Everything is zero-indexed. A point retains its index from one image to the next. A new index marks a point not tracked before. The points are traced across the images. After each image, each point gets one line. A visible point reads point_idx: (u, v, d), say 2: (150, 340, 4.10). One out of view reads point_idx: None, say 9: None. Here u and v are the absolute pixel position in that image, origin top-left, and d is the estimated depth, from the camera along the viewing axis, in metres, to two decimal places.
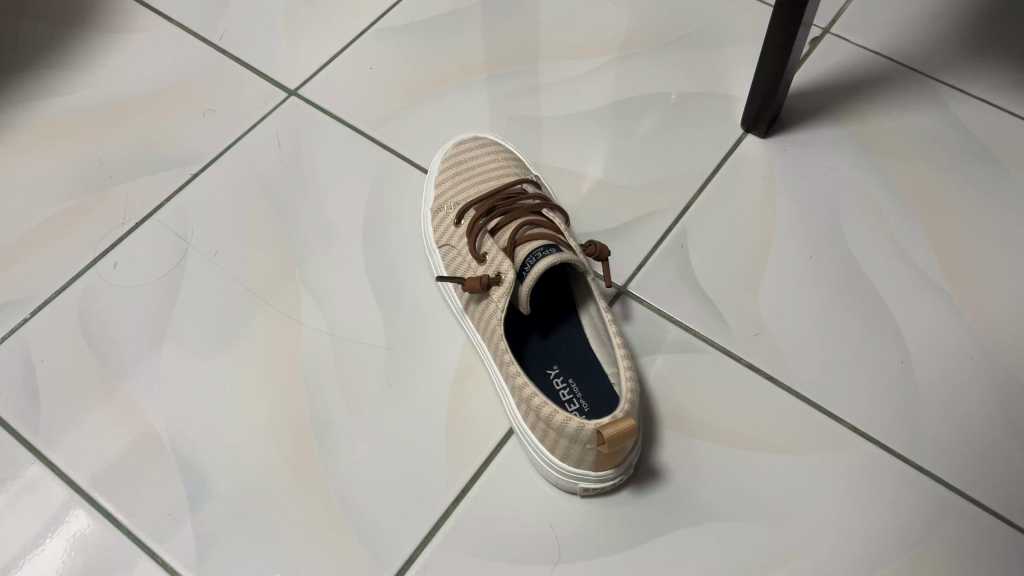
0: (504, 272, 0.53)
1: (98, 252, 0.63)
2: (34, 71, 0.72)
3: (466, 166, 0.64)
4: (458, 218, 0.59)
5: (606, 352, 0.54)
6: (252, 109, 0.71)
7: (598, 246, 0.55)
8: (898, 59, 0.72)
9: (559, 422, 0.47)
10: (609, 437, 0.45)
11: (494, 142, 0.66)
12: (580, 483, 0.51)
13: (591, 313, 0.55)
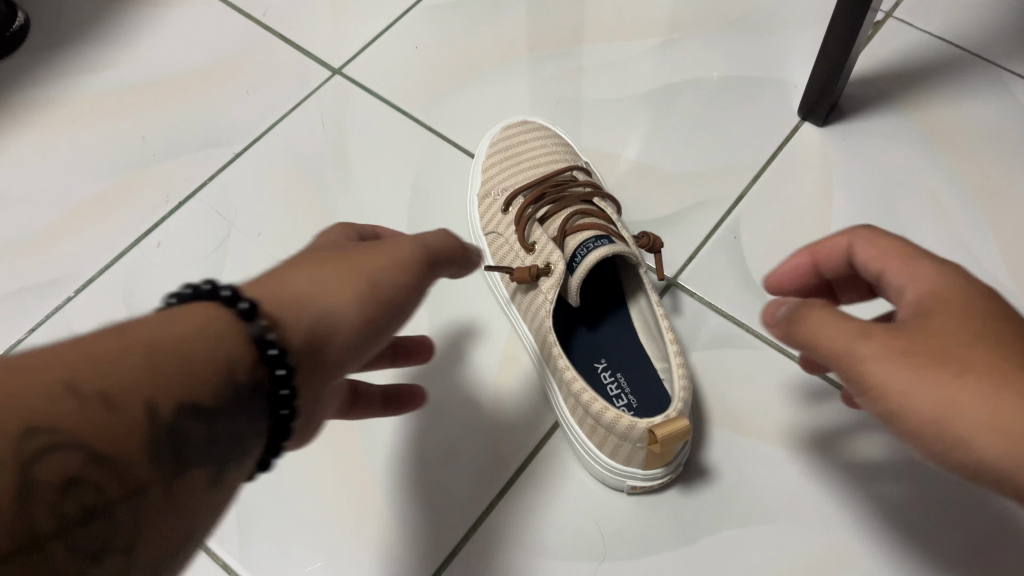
0: (554, 262, 0.52)
1: (140, 232, 0.62)
2: (76, 47, 0.71)
3: (515, 149, 0.62)
4: (506, 204, 0.58)
5: (656, 347, 0.53)
6: (296, 88, 0.69)
7: (651, 239, 0.54)
8: (963, 44, 0.69)
9: (610, 419, 0.46)
10: (662, 437, 0.44)
11: (543, 126, 0.65)
12: (628, 480, 0.50)
13: (642, 306, 0.54)
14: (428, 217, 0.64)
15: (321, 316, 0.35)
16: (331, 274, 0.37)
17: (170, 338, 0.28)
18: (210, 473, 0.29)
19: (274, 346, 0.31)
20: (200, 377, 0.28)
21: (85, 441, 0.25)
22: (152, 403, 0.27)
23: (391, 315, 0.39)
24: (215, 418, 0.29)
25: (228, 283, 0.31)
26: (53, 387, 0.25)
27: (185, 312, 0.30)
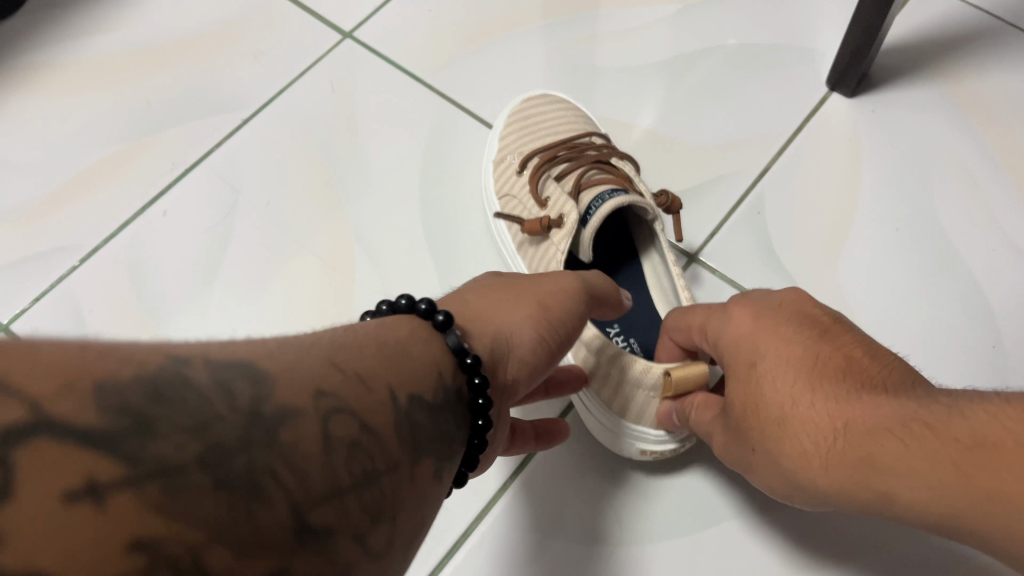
0: (567, 213, 0.52)
1: (145, 200, 0.61)
2: (78, 7, 0.69)
3: (533, 115, 0.60)
4: (521, 165, 0.57)
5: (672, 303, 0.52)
6: (305, 53, 0.67)
7: (671, 198, 0.52)
8: (999, 12, 0.66)
9: (619, 360, 0.46)
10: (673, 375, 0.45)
11: (562, 99, 0.63)
12: (637, 443, 0.49)
13: (656, 267, 0.53)
14: (441, 189, 0.62)
15: (500, 334, 0.37)
16: (512, 298, 0.39)
17: (381, 341, 0.30)
18: (438, 468, 0.30)
19: (469, 354, 0.33)
20: (424, 376, 0.30)
21: (355, 408, 0.26)
22: (394, 389, 0.28)
23: (569, 339, 0.40)
24: (437, 416, 0.30)
25: (424, 298, 0.34)
26: (322, 360, 0.26)
27: (399, 325, 0.32)
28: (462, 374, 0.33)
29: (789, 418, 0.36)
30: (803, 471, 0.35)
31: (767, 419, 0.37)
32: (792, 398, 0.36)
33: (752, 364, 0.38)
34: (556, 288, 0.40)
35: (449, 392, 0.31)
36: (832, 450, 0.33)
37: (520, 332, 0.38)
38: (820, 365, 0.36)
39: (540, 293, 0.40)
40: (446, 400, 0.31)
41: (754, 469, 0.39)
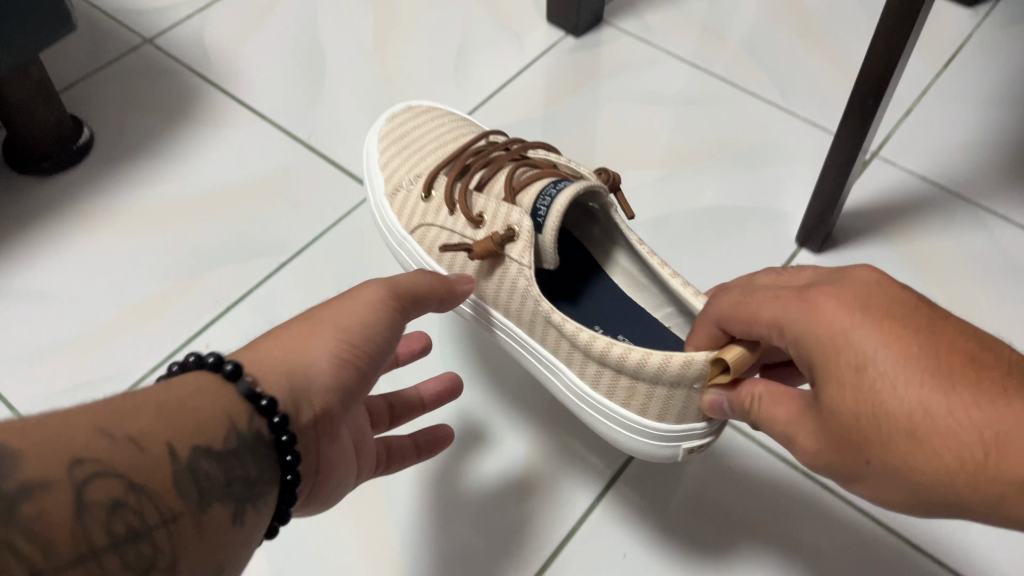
0: (517, 222, 0.54)
1: (191, 332, 0.67)
2: (137, 162, 0.78)
3: (407, 130, 0.66)
4: (428, 190, 0.60)
5: (653, 302, 0.57)
6: (337, 204, 0.76)
7: (613, 175, 0.59)
8: (941, 182, 0.77)
9: (662, 365, 0.47)
10: (731, 365, 0.44)
11: (429, 108, 0.70)
12: (683, 444, 0.51)
13: (625, 265, 0.59)
14: (455, 325, 0.69)
15: (299, 370, 0.42)
16: (312, 332, 0.44)
17: (162, 399, 0.37)
18: (241, 494, 0.37)
19: (264, 398, 0.39)
20: (206, 426, 0.37)
21: (129, 474, 0.33)
22: (172, 443, 0.35)
23: (376, 356, 0.46)
24: (226, 460, 0.37)
25: (211, 354, 0.40)
26: (91, 434, 0.33)
27: (190, 386, 0.38)
28: (262, 420, 0.39)
29: (913, 416, 0.35)
30: (919, 478, 0.35)
31: (882, 423, 0.36)
32: (920, 403, 0.35)
33: (857, 364, 0.37)
34: (340, 313, 0.46)
35: (243, 437, 0.38)
36: (976, 459, 0.34)
37: (320, 369, 0.43)
38: (940, 366, 0.35)
39: (336, 324, 0.45)
40: (236, 444, 0.38)
41: (856, 479, 0.39)
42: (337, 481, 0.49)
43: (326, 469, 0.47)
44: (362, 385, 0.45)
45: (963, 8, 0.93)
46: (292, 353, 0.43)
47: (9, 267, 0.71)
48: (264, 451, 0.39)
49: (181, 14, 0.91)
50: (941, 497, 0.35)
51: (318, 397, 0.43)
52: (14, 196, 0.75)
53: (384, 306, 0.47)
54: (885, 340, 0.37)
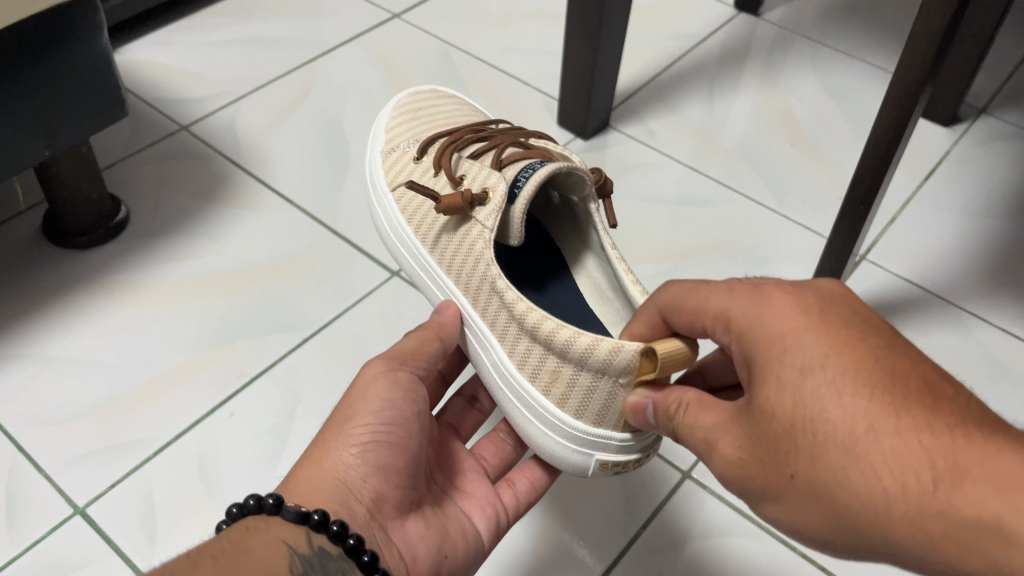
0: (494, 187, 0.58)
1: (216, 401, 0.70)
2: (170, 240, 0.83)
3: (421, 108, 0.73)
4: (420, 152, 0.65)
5: (608, 302, 0.61)
6: (358, 284, 0.80)
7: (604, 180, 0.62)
8: (925, 285, 0.82)
9: (587, 351, 0.49)
10: (659, 359, 0.47)
11: (444, 98, 0.76)
12: (597, 456, 0.53)
13: (597, 264, 0.62)
14: None
15: (337, 477, 0.49)
16: (330, 442, 0.50)
17: (224, 548, 0.42)
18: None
19: (313, 513, 0.45)
20: (274, 561, 0.43)
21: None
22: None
23: (403, 423, 0.52)
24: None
25: (252, 495, 0.45)
26: None
27: (245, 531, 0.44)
28: (322, 533, 0.45)
29: (849, 428, 0.37)
30: (850, 492, 0.37)
31: (821, 434, 0.38)
32: (855, 413, 0.37)
33: (786, 361, 0.40)
34: (348, 412, 0.52)
35: (308, 554, 0.44)
36: (914, 479, 0.35)
37: (348, 468, 0.49)
38: (891, 384, 0.38)
39: (343, 425, 0.51)
40: (304, 564, 0.43)
41: (774, 498, 0.41)
42: (462, 536, 0.54)
43: (436, 539, 0.52)
44: (399, 460, 0.51)
45: (942, 128, 1.00)
46: (315, 473, 0.48)
47: (42, 334, 0.74)
48: (343, 559, 0.45)
49: (215, 104, 0.97)
50: (868, 528, 0.37)
51: (360, 495, 0.49)
52: (50, 267, 0.79)
53: (383, 385, 0.53)
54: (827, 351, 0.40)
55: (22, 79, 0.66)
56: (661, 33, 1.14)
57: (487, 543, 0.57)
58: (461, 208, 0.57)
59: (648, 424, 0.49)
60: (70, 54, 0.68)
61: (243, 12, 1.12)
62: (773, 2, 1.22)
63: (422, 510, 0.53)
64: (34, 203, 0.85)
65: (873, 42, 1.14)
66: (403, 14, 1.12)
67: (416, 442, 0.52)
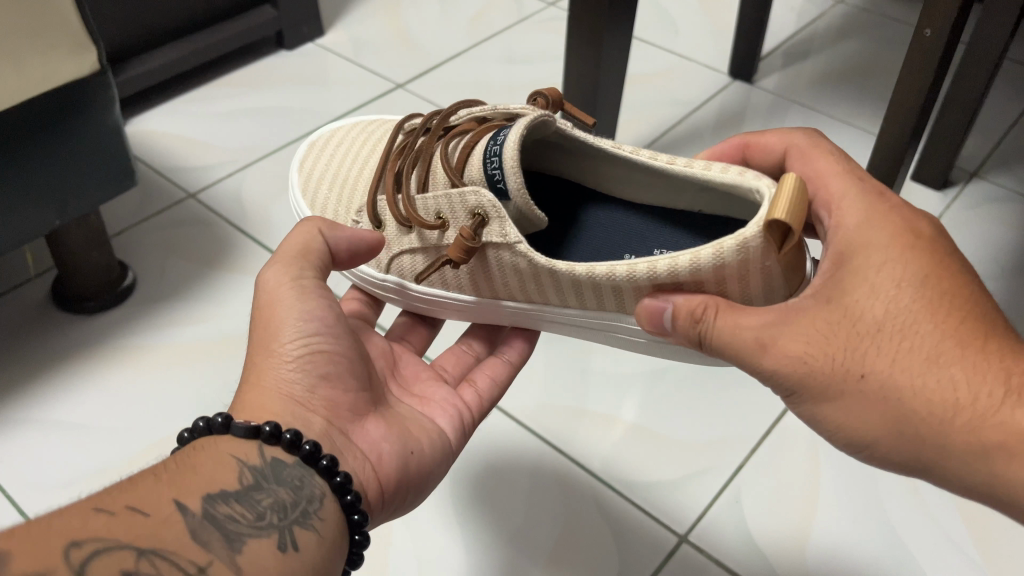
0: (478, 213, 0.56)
1: None
2: (175, 304, 0.85)
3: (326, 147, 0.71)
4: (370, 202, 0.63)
5: (664, 194, 0.59)
6: None
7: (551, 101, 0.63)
8: None
9: (668, 270, 0.51)
10: (773, 218, 0.46)
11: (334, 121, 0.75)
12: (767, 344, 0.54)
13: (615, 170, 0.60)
14: (465, 466, 0.73)
15: (280, 390, 0.50)
16: (264, 364, 0.51)
17: (177, 468, 0.44)
18: (287, 507, 0.44)
19: (265, 425, 0.46)
20: (221, 476, 0.44)
21: (134, 542, 0.38)
22: (182, 500, 0.42)
23: (332, 334, 0.52)
24: (250, 493, 0.44)
25: (204, 418, 0.48)
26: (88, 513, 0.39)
27: (193, 450, 0.46)
28: (274, 444, 0.47)
29: (891, 309, 0.46)
30: (916, 394, 0.44)
31: (874, 321, 0.46)
32: (892, 307, 0.46)
33: (857, 246, 0.49)
34: (274, 330, 0.51)
35: (259, 465, 0.46)
36: (960, 390, 0.43)
37: (289, 383, 0.50)
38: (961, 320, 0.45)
39: (274, 342, 0.51)
40: (253, 474, 0.45)
41: (834, 398, 0.46)
42: (425, 434, 0.57)
43: (397, 439, 0.54)
44: (339, 367, 0.52)
45: (935, 191, 1.02)
46: (258, 391, 0.50)
47: (46, 397, 0.76)
48: (299, 466, 0.47)
49: (223, 172, 1.00)
50: (912, 459, 0.45)
51: (310, 407, 0.50)
52: (57, 331, 0.81)
53: (301, 289, 0.53)
54: (867, 223, 0.50)
55: (27, 148, 0.67)
56: (658, 101, 1.18)
57: (454, 442, 0.59)
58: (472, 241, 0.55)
59: (667, 326, 0.52)
60: (82, 131, 0.71)
61: (252, 82, 1.15)
62: (767, 70, 1.25)
63: (380, 412, 0.55)
64: (44, 269, 0.87)
65: (865, 108, 1.17)
66: (407, 84, 1.16)
67: (349, 348, 0.53)
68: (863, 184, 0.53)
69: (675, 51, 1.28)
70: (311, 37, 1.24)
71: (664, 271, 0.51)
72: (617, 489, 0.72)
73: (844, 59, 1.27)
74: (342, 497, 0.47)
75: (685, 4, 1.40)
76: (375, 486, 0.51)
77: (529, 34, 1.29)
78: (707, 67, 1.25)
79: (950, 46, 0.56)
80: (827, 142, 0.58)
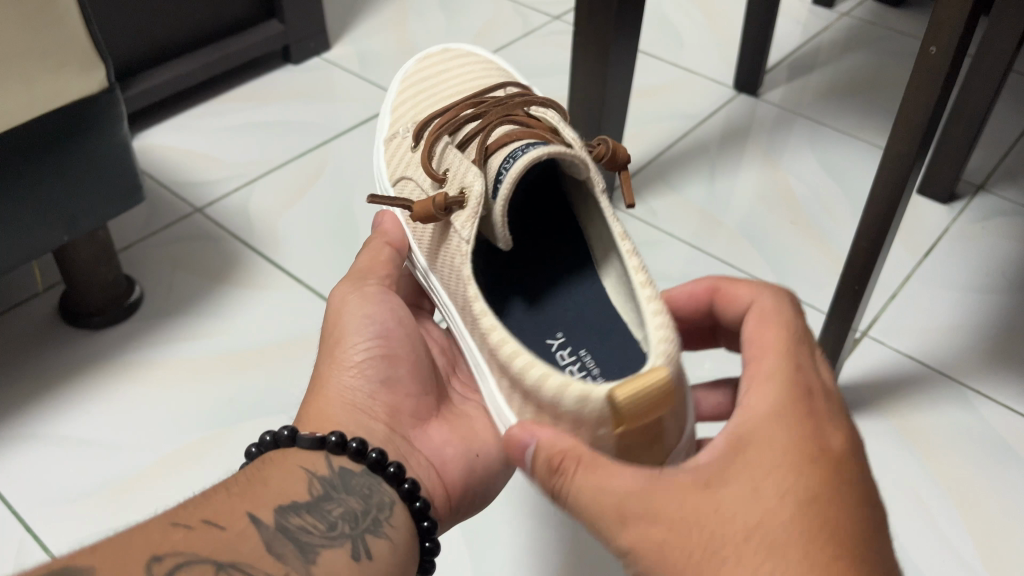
0: (472, 192, 0.55)
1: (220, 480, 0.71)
2: (181, 319, 0.85)
3: (427, 77, 0.73)
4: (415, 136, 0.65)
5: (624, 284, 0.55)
6: None
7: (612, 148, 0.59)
8: (931, 363, 0.83)
9: (537, 384, 0.45)
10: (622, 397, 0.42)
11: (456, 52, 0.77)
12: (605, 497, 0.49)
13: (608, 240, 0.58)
14: None
15: (342, 398, 0.51)
16: (328, 371, 0.52)
17: (251, 481, 0.45)
18: (358, 516, 0.45)
19: (332, 434, 0.47)
20: (291, 488, 0.45)
21: (211, 556, 0.39)
22: (255, 512, 0.43)
23: (390, 340, 0.54)
24: (321, 504, 0.45)
25: (274, 431, 0.48)
26: (163, 527, 0.40)
27: (263, 463, 0.47)
28: (341, 454, 0.47)
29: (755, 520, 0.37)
30: None
31: (733, 523, 0.37)
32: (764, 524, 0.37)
33: (756, 435, 0.40)
34: (337, 338, 0.54)
35: (328, 475, 0.47)
36: None
37: (353, 391, 0.52)
38: (840, 536, 0.37)
39: (337, 348, 0.53)
40: (322, 485, 0.46)
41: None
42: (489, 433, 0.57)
43: (461, 442, 0.55)
44: (400, 375, 0.54)
45: (941, 204, 1.02)
46: (324, 401, 0.51)
47: (53, 414, 0.76)
48: (366, 475, 0.48)
49: (229, 186, 1.00)
50: None
51: (374, 413, 0.52)
52: (64, 347, 0.81)
53: (365, 296, 0.55)
54: (774, 415, 0.41)
55: (54, 155, 0.69)
56: (662, 114, 1.18)
57: None
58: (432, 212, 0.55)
59: (529, 465, 0.44)
60: (106, 143, 0.73)
61: (257, 97, 1.16)
62: (771, 83, 1.25)
63: (442, 415, 0.56)
64: (51, 284, 0.87)
65: (870, 121, 1.17)
66: None
67: (410, 355, 0.55)
68: (798, 370, 0.44)
69: (679, 65, 1.28)
70: (316, 52, 1.25)
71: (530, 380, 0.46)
72: None
73: (848, 72, 1.27)
74: (412, 504, 0.48)
75: (688, 18, 1.40)
76: (440, 492, 0.53)
77: (533, 47, 1.29)
78: (712, 81, 1.25)
79: (956, 63, 0.56)
80: (789, 313, 0.48)
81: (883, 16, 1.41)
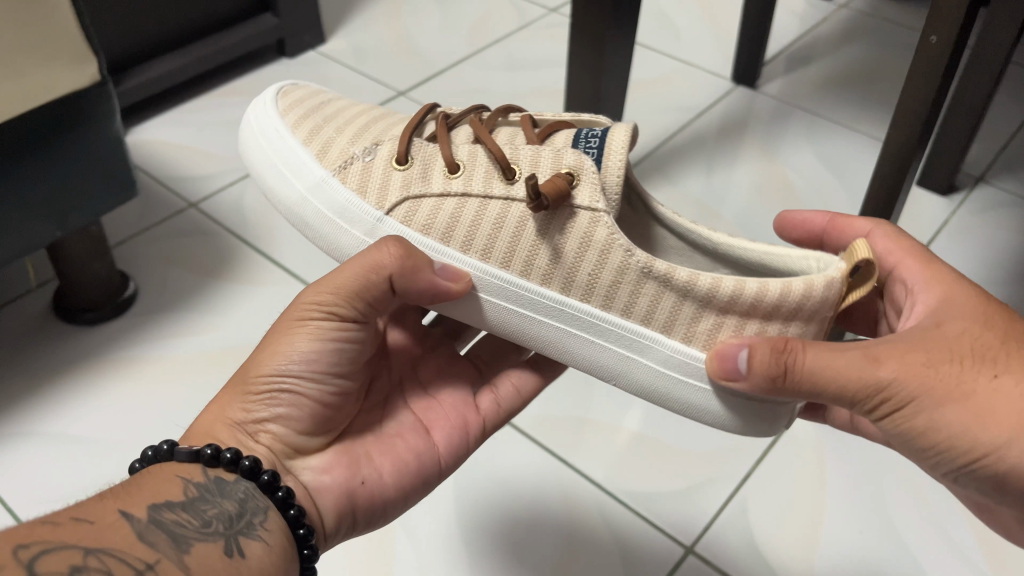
0: (579, 167, 0.52)
1: None
2: (176, 314, 0.84)
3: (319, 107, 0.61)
4: (402, 154, 0.56)
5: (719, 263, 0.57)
6: None
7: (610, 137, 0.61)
8: None
9: (732, 291, 0.49)
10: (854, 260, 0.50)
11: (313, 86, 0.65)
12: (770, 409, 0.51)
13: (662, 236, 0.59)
14: (470, 478, 0.73)
15: (230, 425, 0.48)
16: (227, 393, 0.50)
17: (122, 484, 0.43)
18: (233, 517, 0.43)
19: (210, 446, 0.46)
20: (166, 489, 0.43)
21: (80, 542, 0.37)
22: (126, 510, 0.40)
23: (315, 370, 0.50)
24: (195, 503, 0.43)
25: (160, 443, 0.47)
26: (36, 523, 0.38)
27: (141, 474, 0.44)
28: (217, 465, 0.46)
29: (968, 425, 0.43)
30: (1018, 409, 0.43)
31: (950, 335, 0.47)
32: (984, 423, 0.43)
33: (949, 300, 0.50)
34: (265, 354, 0.50)
35: (204, 482, 0.45)
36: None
37: (245, 413, 0.49)
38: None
39: (260, 367, 0.49)
40: (198, 488, 0.44)
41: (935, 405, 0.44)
42: (391, 457, 0.54)
43: (349, 468, 0.52)
44: (308, 406, 0.50)
45: (940, 197, 1.01)
46: (216, 422, 0.48)
47: (44, 412, 0.75)
48: (242, 481, 0.46)
49: (224, 181, 1.00)
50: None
51: (257, 440, 0.49)
52: (58, 344, 0.81)
53: (312, 324, 0.50)
54: (953, 280, 0.52)
55: (51, 147, 0.68)
56: (661, 107, 1.17)
57: (444, 458, 0.56)
58: (564, 192, 0.51)
59: (738, 372, 0.48)
60: (107, 137, 0.73)
61: (253, 91, 1.15)
62: (770, 75, 1.25)
63: (344, 441, 0.53)
64: (45, 280, 0.86)
65: (869, 113, 1.17)
66: (409, 92, 1.15)
67: (325, 387, 0.51)
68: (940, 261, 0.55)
69: (677, 57, 1.28)
70: (312, 46, 1.24)
71: (726, 292, 0.49)
72: (626, 502, 0.71)
73: (846, 64, 1.27)
74: (286, 512, 0.46)
75: (685, 9, 1.40)
76: (314, 510, 0.49)
77: (530, 40, 1.28)
78: (709, 73, 1.24)
79: (957, 53, 0.55)
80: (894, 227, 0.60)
81: (883, 7, 1.40)
